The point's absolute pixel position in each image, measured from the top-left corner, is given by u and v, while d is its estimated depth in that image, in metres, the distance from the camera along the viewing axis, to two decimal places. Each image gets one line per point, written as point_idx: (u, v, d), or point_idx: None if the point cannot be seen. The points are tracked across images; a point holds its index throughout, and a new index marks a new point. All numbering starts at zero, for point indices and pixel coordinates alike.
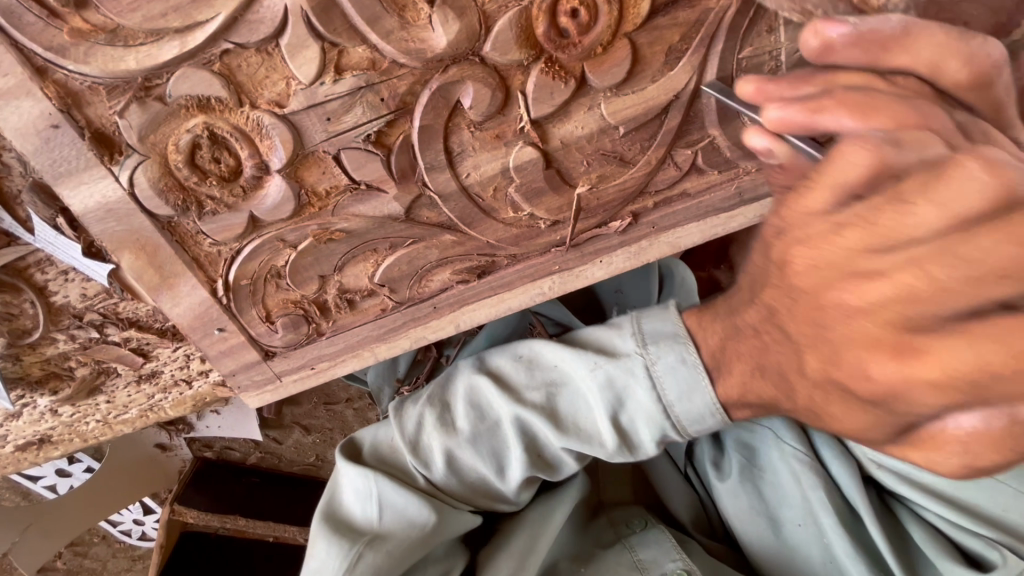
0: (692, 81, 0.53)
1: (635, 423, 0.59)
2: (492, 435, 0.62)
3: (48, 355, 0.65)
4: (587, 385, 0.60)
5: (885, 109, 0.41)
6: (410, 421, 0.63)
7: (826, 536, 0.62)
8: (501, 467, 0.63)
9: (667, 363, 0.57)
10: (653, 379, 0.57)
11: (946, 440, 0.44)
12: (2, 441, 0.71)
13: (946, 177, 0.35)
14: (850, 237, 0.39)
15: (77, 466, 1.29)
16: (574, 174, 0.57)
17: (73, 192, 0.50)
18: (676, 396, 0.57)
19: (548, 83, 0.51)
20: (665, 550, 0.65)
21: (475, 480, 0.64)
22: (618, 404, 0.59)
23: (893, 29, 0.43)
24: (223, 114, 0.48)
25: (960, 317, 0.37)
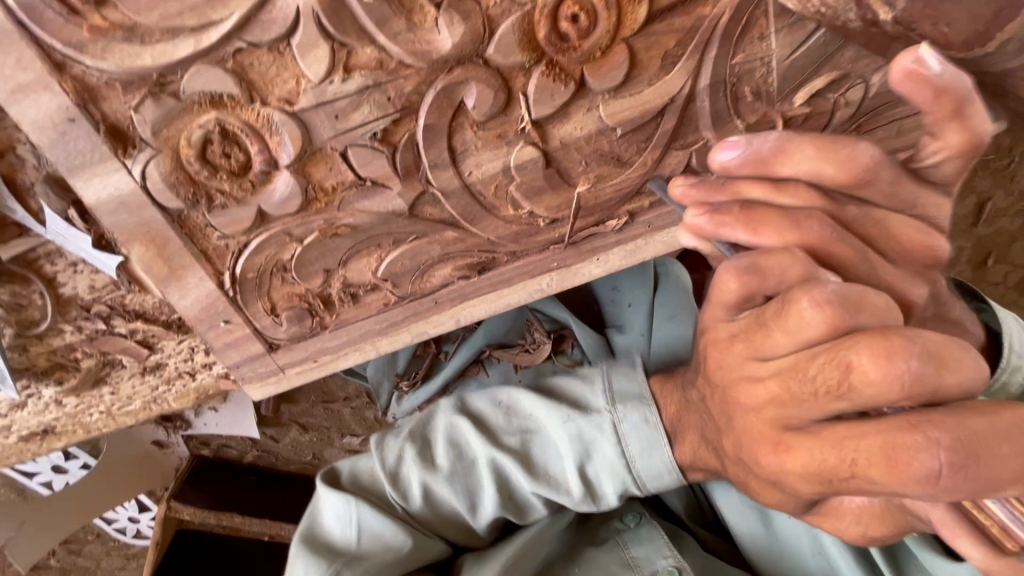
0: (687, 85, 0.55)
1: (602, 478, 0.62)
2: (468, 474, 0.63)
3: (55, 345, 0.66)
4: (560, 437, 0.62)
5: (772, 222, 0.43)
6: (391, 454, 0.64)
7: (815, 527, 0.64)
8: (473, 505, 0.63)
9: (632, 422, 0.61)
10: (619, 436, 0.60)
11: (848, 511, 0.49)
12: (5, 431, 0.72)
13: (788, 310, 0.40)
14: (758, 388, 0.43)
15: (74, 463, 1.29)
16: (573, 173, 0.59)
17: (87, 184, 0.51)
18: (637, 452, 0.61)
19: (549, 85, 0.53)
20: (658, 547, 0.66)
21: (448, 516, 0.64)
22: (586, 457, 0.61)
23: (769, 148, 0.44)
24: (234, 111, 0.50)
25: (808, 422, 0.41)
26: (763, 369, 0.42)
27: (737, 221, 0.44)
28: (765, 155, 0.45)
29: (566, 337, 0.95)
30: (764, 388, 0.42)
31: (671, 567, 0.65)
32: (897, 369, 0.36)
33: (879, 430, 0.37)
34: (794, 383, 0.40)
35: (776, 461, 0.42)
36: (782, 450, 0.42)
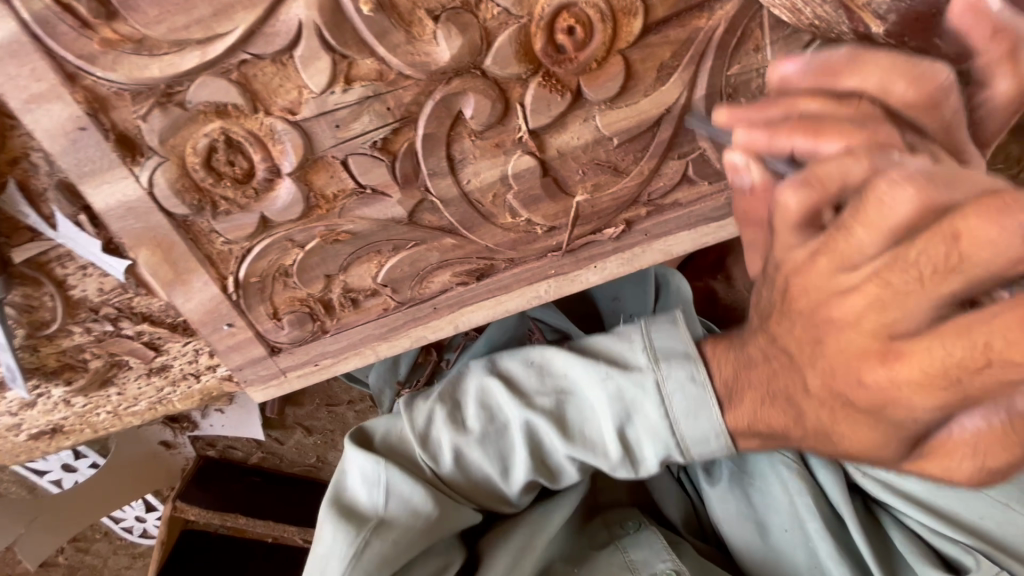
0: (683, 95, 0.56)
1: (641, 439, 0.62)
2: (501, 436, 0.65)
3: (64, 346, 0.68)
4: (597, 395, 0.63)
5: (836, 133, 0.42)
6: (422, 416, 0.66)
7: (812, 540, 0.62)
8: (507, 469, 0.65)
9: (677, 380, 0.61)
10: (662, 396, 0.60)
11: (955, 446, 0.46)
12: (16, 430, 0.73)
13: (867, 201, 0.37)
14: (855, 299, 0.40)
15: (82, 462, 1.31)
16: (570, 182, 0.60)
17: (96, 190, 0.53)
18: (681, 412, 0.60)
19: (545, 95, 0.54)
20: (657, 551, 0.67)
21: (483, 478, 0.66)
22: (626, 417, 0.62)
23: (841, 55, 0.44)
24: (239, 120, 0.52)
25: (919, 327, 0.38)
26: (852, 303, 0.40)
27: (778, 113, 0.44)
28: (839, 64, 0.44)
29: None
30: (854, 307, 0.40)
31: (669, 571, 0.65)
32: (1015, 224, 0.32)
33: (991, 321, 0.35)
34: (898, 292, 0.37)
35: (880, 389, 0.41)
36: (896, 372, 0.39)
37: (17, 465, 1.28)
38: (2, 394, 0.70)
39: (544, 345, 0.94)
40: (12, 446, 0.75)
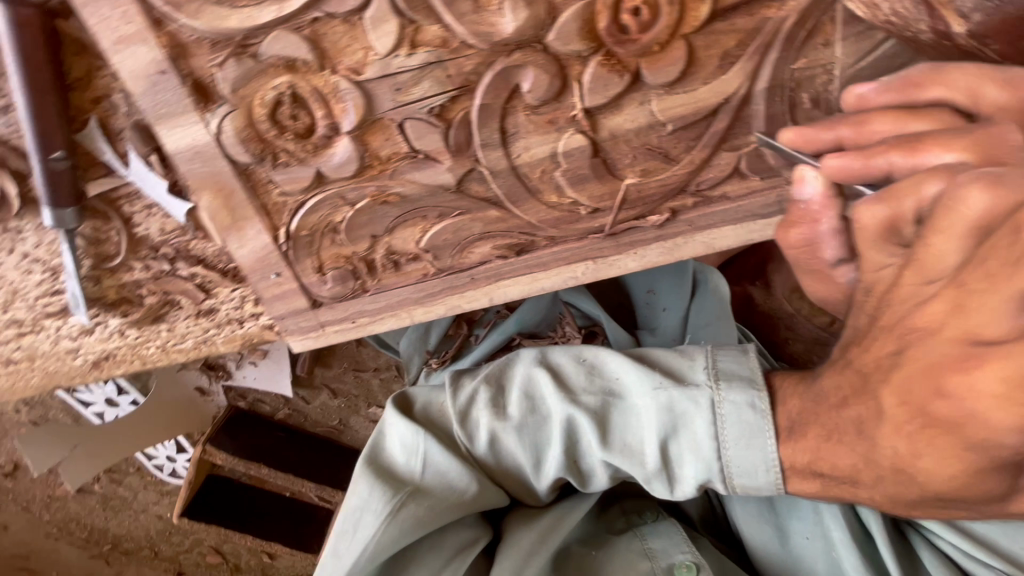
0: (743, 87, 0.55)
1: (683, 459, 0.60)
2: (539, 428, 0.65)
3: (124, 280, 0.72)
4: (644, 405, 0.61)
5: (927, 147, 0.46)
6: (465, 394, 0.67)
7: (834, 549, 0.61)
8: (538, 465, 0.65)
9: (734, 407, 0.58)
10: (715, 417, 0.59)
11: None
12: (73, 354, 0.79)
13: (938, 207, 0.43)
14: (935, 306, 0.44)
15: (126, 398, 1.42)
16: (619, 165, 0.60)
17: (169, 133, 0.56)
18: (733, 438, 0.58)
19: (604, 75, 0.54)
20: (676, 542, 0.67)
21: (513, 469, 0.66)
22: (671, 432, 0.60)
23: (922, 69, 0.50)
24: (306, 76, 0.54)
25: (1007, 334, 0.40)
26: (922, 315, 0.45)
27: (846, 131, 0.51)
28: (921, 77, 0.49)
29: (598, 333, 0.94)
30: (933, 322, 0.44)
31: (689, 562, 0.65)
32: None
33: None
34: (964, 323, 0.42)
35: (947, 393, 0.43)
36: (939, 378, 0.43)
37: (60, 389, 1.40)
38: (65, 319, 0.75)
39: (573, 331, 0.94)
40: (69, 369, 0.80)
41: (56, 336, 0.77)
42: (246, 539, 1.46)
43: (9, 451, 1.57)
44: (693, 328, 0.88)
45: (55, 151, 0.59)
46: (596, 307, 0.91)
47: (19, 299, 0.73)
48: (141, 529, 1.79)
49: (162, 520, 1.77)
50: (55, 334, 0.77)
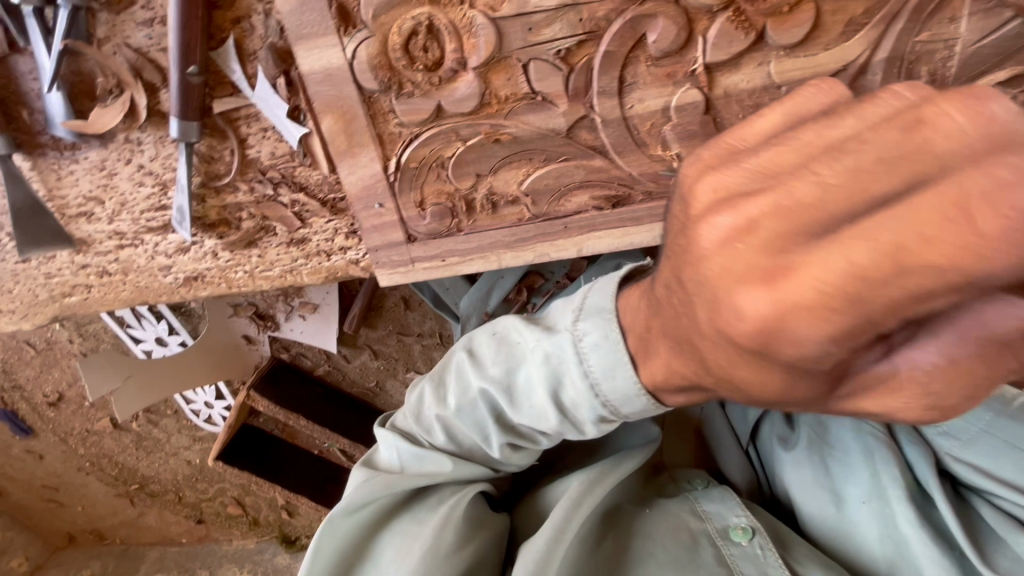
0: (864, 55, 0.56)
1: (576, 402, 0.52)
2: (475, 409, 0.57)
3: (227, 202, 0.76)
4: (524, 358, 0.54)
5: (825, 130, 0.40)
6: (416, 394, 0.63)
7: (892, 509, 0.61)
8: (488, 439, 0.58)
9: (591, 339, 0.49)
10: (580, 355, 0.49)
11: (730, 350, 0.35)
12: (166, 271, 0.82)
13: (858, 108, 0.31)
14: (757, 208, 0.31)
15: (174, 338, 1.46)
16: (727, 125, 0.61)
17: (307, 54, 0.59)
18: (599, 371, 0.49)
19: (730, 31, 0.56)
20: (731, 505, 0.65)
21: (470, 450, 0.60)
22: (563, 381, 0.51)
23: None
24: (445, 8, 0.56)
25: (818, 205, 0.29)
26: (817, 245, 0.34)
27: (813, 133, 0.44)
28: None
29: None
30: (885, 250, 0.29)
31: (744, 524, 0.63)
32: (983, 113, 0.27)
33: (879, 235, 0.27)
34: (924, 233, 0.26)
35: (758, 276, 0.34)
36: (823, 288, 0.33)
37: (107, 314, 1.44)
38: (165, 235, 0.79)
39: None
40: (157, 286, 0.84)
41: (153, 251, 0.81)
42: (276, 490, 1.49)
43: (55, 381, 1.62)
44: None
45: (192, 65, 0.62)
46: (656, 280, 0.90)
47: (125, 211, 0.77)
48: (169, 473, 1.83)
49: (190, 466, 1.81)
50: (152, 249, 0.80)
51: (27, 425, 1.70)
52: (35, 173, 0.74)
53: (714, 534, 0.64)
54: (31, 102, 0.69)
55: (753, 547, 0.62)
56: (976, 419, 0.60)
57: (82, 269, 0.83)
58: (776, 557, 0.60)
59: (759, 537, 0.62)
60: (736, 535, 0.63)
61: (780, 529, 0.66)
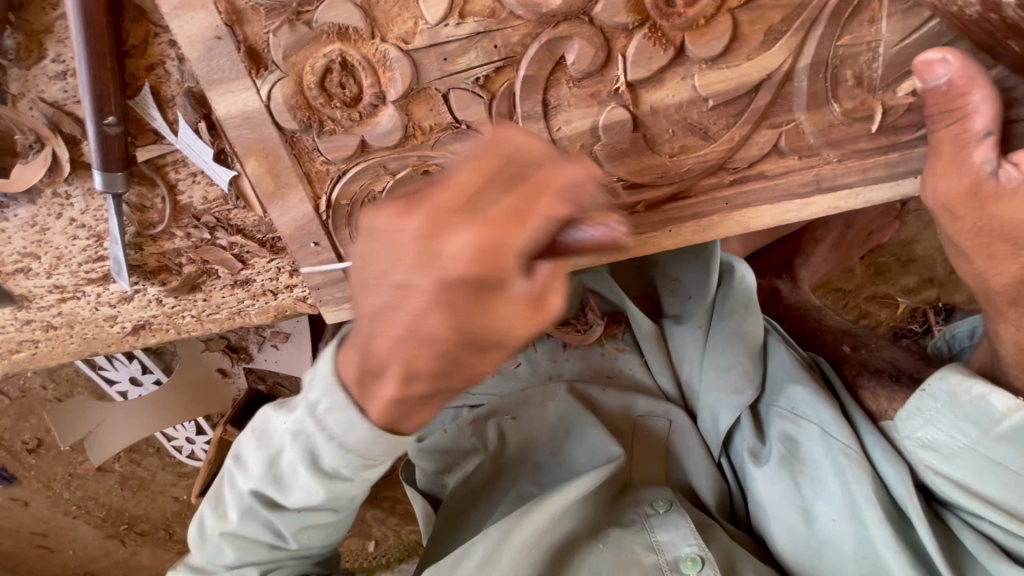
0: (786, 63, 0.56)
1: (336, 467, 0.53)
2: (255, 514, 0.57)
3: (165, 248, 0.74)
4: (280, 445, 0.55)
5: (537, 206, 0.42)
6: (200, 519, 0.61)
7: (865, 530, 0.62)
8: (282, 533, 0.58)
9: (325, 406, 0.50)
10: (318, 424, 0.51)
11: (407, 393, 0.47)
12: (112, 321, 0.81)
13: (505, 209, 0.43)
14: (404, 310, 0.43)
15: (148, 377, 1.45)
16: (658, 141, 0.60)
17: (221, 98, 0.58)
18: (337, 431, 0.50)
19: (648, 48, 0.55)
20: (682, 535, 0.70)
21: (268, 551, 0.60)
22: (312, 451, 0.53)
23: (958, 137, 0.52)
24: (356, 44, 0.55)
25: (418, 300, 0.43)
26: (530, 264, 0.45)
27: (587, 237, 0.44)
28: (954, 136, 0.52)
29: (622, 320, 0.93)
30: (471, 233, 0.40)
31: (695, 555, 0.68)
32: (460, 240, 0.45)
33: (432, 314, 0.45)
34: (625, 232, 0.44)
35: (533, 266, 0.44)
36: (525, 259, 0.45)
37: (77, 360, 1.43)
38: (106, 285, 0.77)
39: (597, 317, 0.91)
40: (105, 336, 0.82)
41: (96, 302, 0.79)
42: None
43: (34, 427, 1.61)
44: (719, 320, 0.82)
45: (109, 116, 0.61)
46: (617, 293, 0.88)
47: (62, 265, 0.75)
48: (157, 511, 1.81)
49: (178, 502, 1.79)
50: (94, 301, 0.79)
51: (9, 473, 1.70)
52: None
53: (663, 565, 0.69)
54: None
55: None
56: (959, 434, 0.57)
57: (25, 325, 0.81)
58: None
59: (708, 568, 0.67)
60: (686, 567, 0.67)
61: (734, 554, 0.70)
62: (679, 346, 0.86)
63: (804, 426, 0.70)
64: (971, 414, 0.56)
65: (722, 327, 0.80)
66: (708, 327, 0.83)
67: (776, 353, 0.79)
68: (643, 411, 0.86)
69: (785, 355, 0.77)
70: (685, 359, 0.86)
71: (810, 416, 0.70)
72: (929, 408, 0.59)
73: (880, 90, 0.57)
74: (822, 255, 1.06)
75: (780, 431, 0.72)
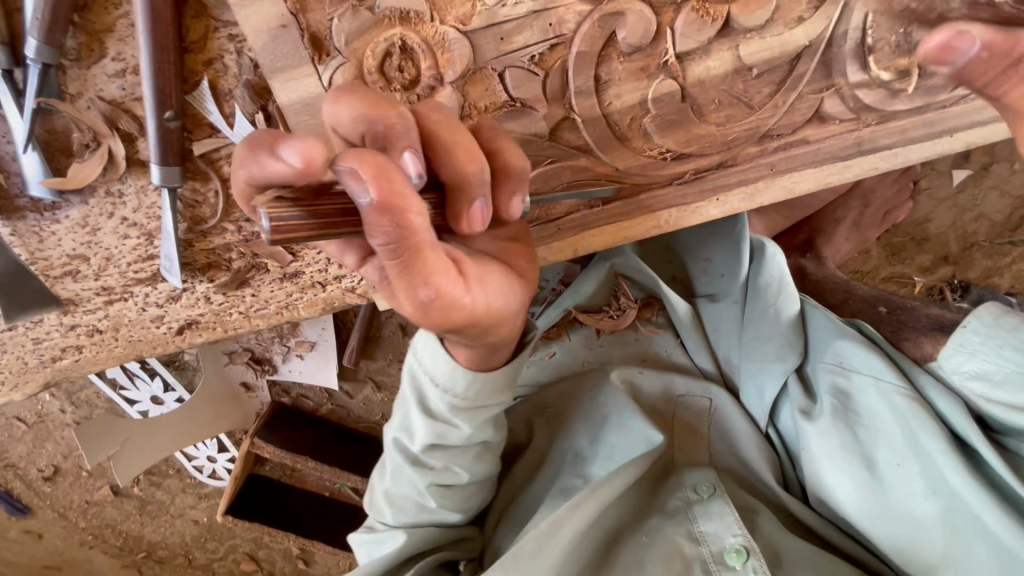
0: (827, 30, 0.58)
1: (442, 401, 0.62)
2: (399, 469, 0.70)
3: (215, 244, 0.75)
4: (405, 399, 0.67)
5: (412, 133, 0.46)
6: (371, 493, 0.76)
7: (931, 467, 0.61)
8: (422, 491, 0.70)
9: (421, 347, 0.61)
10: (427, 364, 0.61)
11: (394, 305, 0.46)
12: (158, 322, 0.81)
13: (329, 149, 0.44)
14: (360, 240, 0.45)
15: (170, 395, 1.42)
16: (705, 111, 0.63)
17: (284, 86, 0.59)
18: (430, 363, 0.61)
19: (696, 20, 0.57)
20: (727, 525, 0.69)
21: (414, 512, 0.72)
22: (425, 393, 0.64)
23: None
24: (416, 27, 0.57)
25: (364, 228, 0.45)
26: (413, 223, 0.38)
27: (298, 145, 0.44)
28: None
29: (654, 302, 0.94)
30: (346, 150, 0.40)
31: (739, 546, 0.68)
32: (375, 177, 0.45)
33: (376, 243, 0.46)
34: (375, 160, 0.37)
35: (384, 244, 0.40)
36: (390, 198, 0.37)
37: (95, 377, 1.38)
38: (154, 285, 0.78)
39: (630, 301, 0.93)
40: (150, 338, 0.83)
41: (143, 303, 0.79)
42: (293, 539, 1.46)
43: (48, 455, 1.57)
44: (754, 295, 0.82)
45: (168, 110, 0.62)
46: (650, 275, 0.88)
47: (112, 266, 0.76)
48: (176, 536, 1.76)
49: (198, 526, 1.74)
50: (142, 301, 0.79)
51: (22, 504, 1.65)
52: (15, 238, 0.72)
53: (707, 556, 0.69)
54: (6, 166, 0.68)
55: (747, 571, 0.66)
56: (1003, 362, 0.58)
57: (71, 330, 0.81)
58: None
59: (753, 559, 0.66)
60: (731, 559, 0.67)
61: (780, 545, 0.69)
62: (715, 322, 0.88)
63: (853, 377, 0.70)
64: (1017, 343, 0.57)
65: (759, 300, 0.81)
66: (744, 304, 0.84)
67: (816, 318, 0.78)
68: (683, 391, 0.86)
69: (824, 319, 0.77)
70: (721, 336, 0.88)
71: (860, 368, 0.70)
72: (973, 344, 0.61)
73: None
74: (843, 234, 1.09)
75: (830, 384, 0.72)
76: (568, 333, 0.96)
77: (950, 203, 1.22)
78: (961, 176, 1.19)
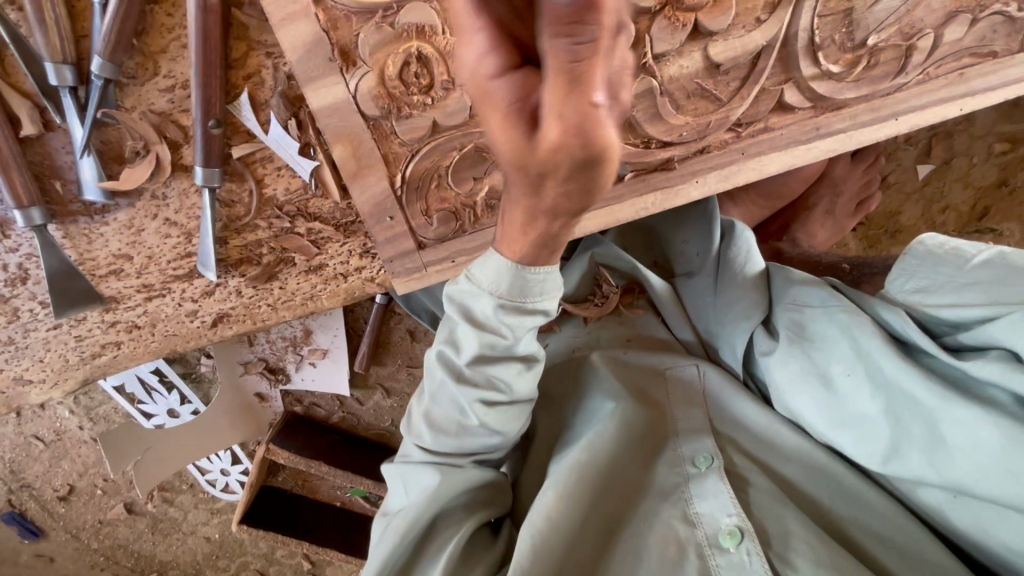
0: (780, 31, 0.69)
1: (490, 307, 0.68)
2: (442, 386, 0.73)
3: (248, 240, 0.83)
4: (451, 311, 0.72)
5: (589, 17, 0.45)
6: (408, 422, 0.78)
7: (879, 378, 0.68)
8: (464, 409, 0.73)
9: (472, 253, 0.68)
10: (475, 269, 0.68)
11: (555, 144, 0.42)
12: (192, 316, 0.87)
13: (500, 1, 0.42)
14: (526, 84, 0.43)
15: (186, 407, 1.45)
16: (680, 104, 0.72)
17: (316, 92, 0.68)
18: (480, 266, 0.67)
19: (669, 25, 0.66)
20: (723, 506, 0.73)
21: (455, 434, 0.74)
22: (472, 298, 0.69)
23: None
24: (431, 39, 0.67)
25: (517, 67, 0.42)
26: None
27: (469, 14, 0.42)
28: None
29: (635, 287, 1.02)
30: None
31: (732, 527, 0.71)
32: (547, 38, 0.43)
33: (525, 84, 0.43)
34: None
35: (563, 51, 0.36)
36: (586, 44, 0.35)
37: (112, 390, 1.40)
38: (190, 281, 0.85)
39: (612, 287, 1.00)
40: (184, 333, 0.88)
41: (180, 298, 0.86)
42: (304, 548, 1.47)
43: (48, 483, 1.53)
44: (725, 268, 0.91)
45: (212, 119, 0.72)
46: (628, 259, 0.96)
47: (153, 264, 0.83)
48: (188, 555, 1.76)
49: (210, 543, 1.74)
50: (179, 297, 0.86)
51: (36, 526, 1.60)
52: (67, 240, 0.79)
53: (703, 540, 0.72)
54: (64, 174, 0.76)
55: (741, 552, 0.70)
56: (938, 274, 0.69)
57: (111, 327, 0.86)
58: (760, 562, 0.68)
59: (747, 541, 0.70)
60: (725, 541, 0.70)
61: (769, 521, 0.72)
62: (692, 298, 0.97)
63: (808, 312, 0.78)
64: (947, 259, 0.69)
65: (726, 270, 0.90)
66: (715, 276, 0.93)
67: (776, 274, 0.87)
68: (669, 364, 0.91)
69: (782, 272, 0.85)
70: (699, 311, 0.96)
71: (812, 302, 0.78)
72: (912, 267, 0.71)
73: (853, 47, 0.72)
74: (818, 224, 1.18)
75: (787, 320, 0.81)
76: (558, 324, 1.04)
77: (917, 196, 1.32)
78: (925, 170, 1.30)
